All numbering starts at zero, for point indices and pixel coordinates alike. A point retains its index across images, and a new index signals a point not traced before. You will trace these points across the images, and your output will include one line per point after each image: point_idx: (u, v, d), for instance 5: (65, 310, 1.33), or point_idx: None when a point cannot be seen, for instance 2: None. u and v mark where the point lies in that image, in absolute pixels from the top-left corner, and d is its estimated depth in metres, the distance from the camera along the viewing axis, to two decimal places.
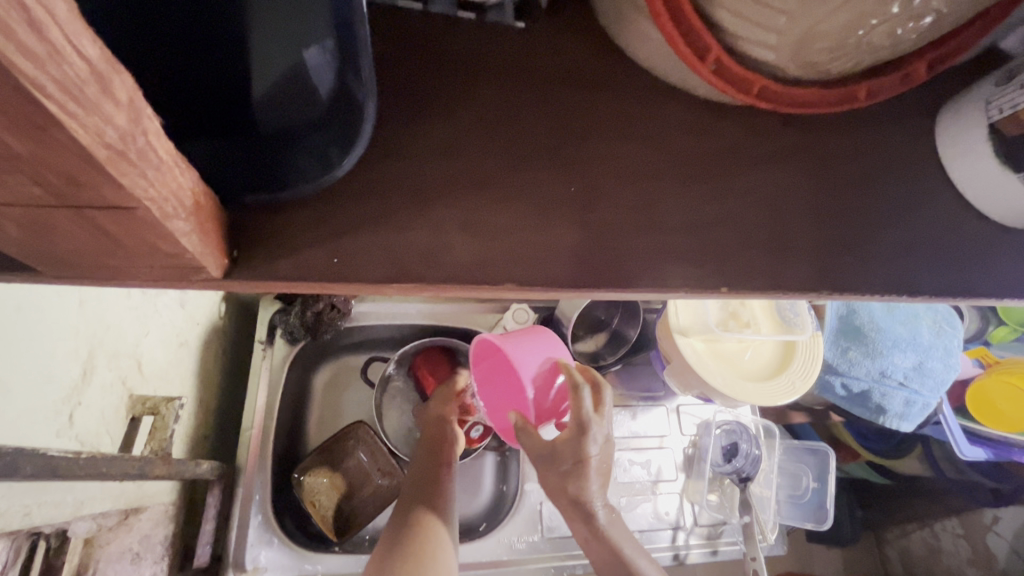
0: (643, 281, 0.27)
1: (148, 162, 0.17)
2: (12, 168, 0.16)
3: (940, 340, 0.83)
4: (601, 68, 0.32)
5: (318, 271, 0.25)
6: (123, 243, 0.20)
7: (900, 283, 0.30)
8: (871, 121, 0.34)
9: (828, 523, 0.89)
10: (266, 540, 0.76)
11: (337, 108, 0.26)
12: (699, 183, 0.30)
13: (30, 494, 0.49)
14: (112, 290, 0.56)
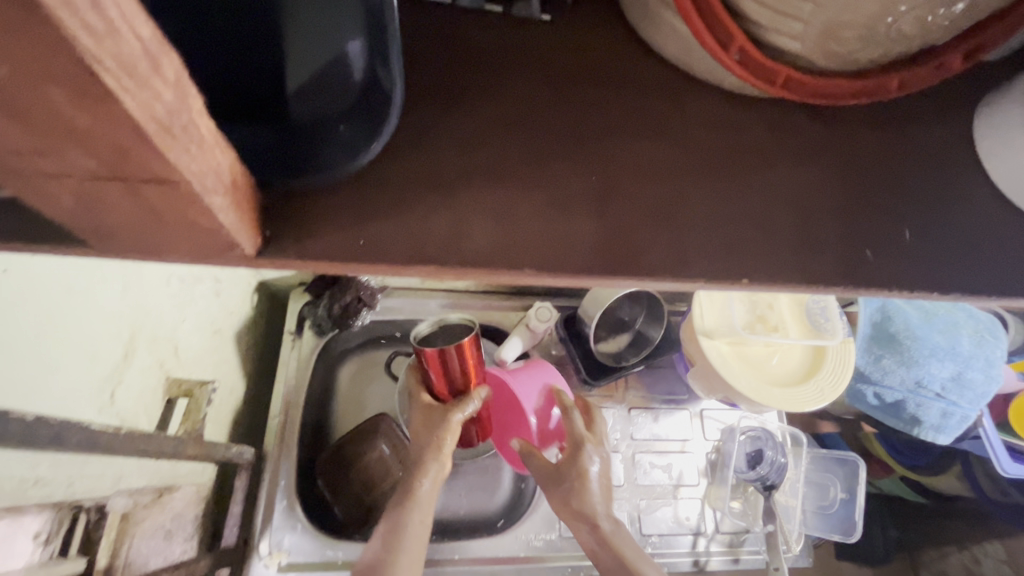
0: (663, 273, 0.27)
1: (192, 138, 0.18)
2: (71, 141, 0.17)
3: (980, 350, 0.78)
4: (624, 63, 0.32)
5: (344, 253, 0.26)
6: (164, 218, 0.21)
7: (937, 285, 0.29)
8: (902, 117, 0.33)
9: (857, 535, 0.85)
10: (290, 525, 0.78)
11: (366, 96, 0.27)
12: (722, 176, 0.30)
13: (72, 466, 0.53)
14: (153, 277, 0.59)
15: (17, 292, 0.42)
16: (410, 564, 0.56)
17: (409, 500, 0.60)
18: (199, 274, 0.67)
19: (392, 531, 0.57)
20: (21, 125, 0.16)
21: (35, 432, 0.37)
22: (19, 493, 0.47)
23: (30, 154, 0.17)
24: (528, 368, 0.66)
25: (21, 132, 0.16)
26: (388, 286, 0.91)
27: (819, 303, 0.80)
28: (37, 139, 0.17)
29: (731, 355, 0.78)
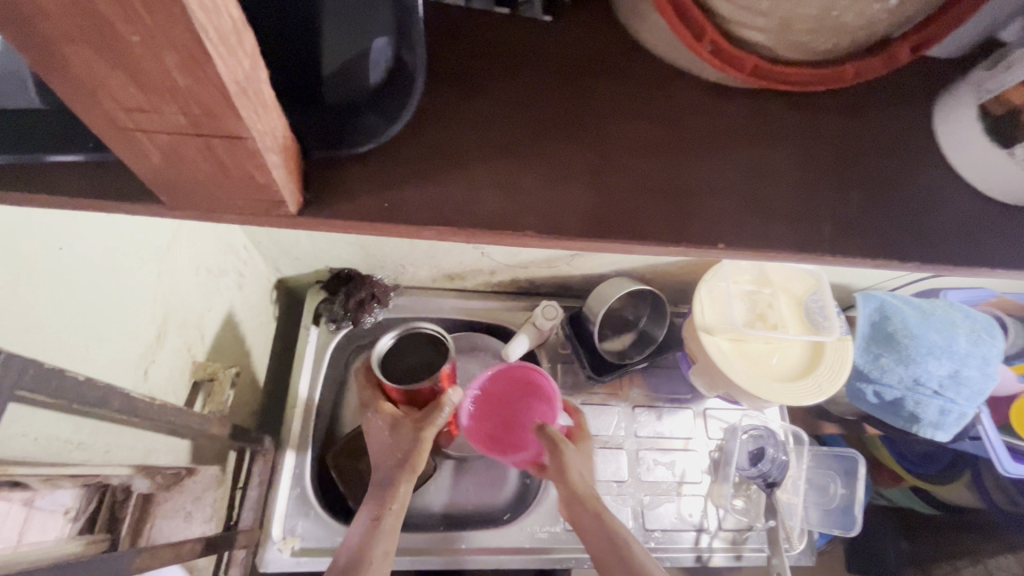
0: (650, 236, 0.30)
1: (256, 101, 0.23)
2: (172, 103, 0.22)
3: (978, 349, 0.80)
4: (621, 53, 0.36)
5: (369, 212, 0.30)
6: (227, 173, 0.26)
7: (897, 251, 0.33)
8: (864, 105, 0.38)
9: (857, 529, 0.88)
10: (303, 511, 0.81)
11: (392, 81, 0.31)
12: (705, 154, 0.33)
13: (111, 434, 0.56)
14: (185, 266, 0.63)
15: (70, 267, 0.46)
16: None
17: (375, 529, 0.60)
18: (226, 266, 0.72)
19: (360, 546, 0.58)
20: (135, 89, 0.21)
21: (85, 393, 0.41)
22: (65, 454, 0.51)
23: (137, 111, 0.22)
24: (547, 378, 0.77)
25: (135, 95, 0.21)
26: (401, 284, 0.94)
27: (817, 301, 0.82)
28: (145, 100, 0.21)
29: (733, 352, 0.80)
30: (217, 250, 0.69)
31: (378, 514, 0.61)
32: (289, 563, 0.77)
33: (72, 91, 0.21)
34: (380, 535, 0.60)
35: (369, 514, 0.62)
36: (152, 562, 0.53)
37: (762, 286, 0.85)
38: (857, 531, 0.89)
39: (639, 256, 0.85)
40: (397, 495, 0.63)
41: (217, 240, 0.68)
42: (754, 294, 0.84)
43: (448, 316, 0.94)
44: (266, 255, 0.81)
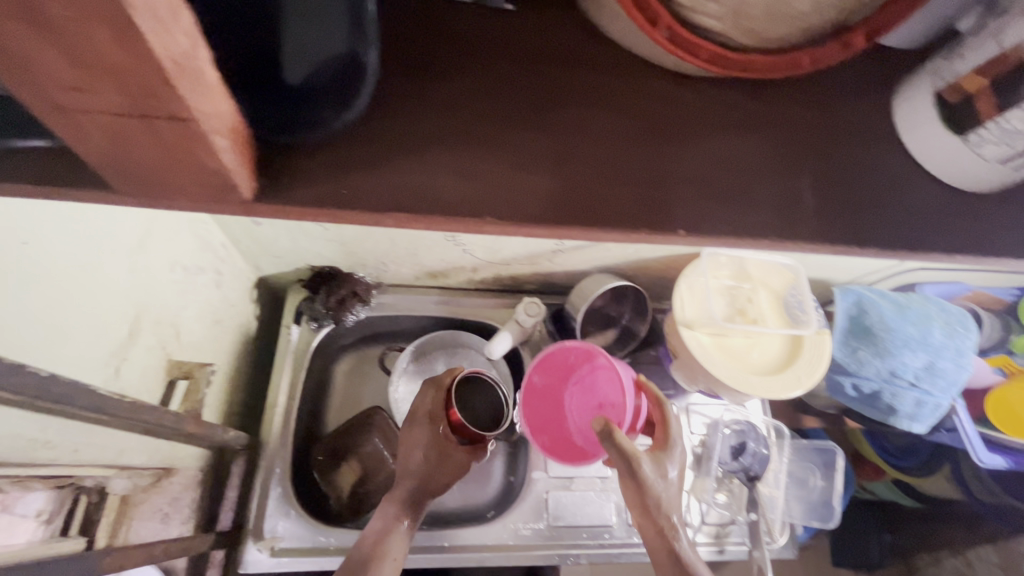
0: (575, 212, 0.39)
1: (195, 79, 0.28)
2: (110, 84, 0.26)
3: (952, 341, 0.81)
4: (567, 50, 0.45)
5: (328, 192, 0.38)
6: (172, 150, 0.32)
7: (780, 231, 0.41)
8: (785, 97, 0.47)
9: (835, 521, 0.91)
10: (284, 511, 0.80)
11: (346, 70, 0.36)
12: (627, 142, 0.42)
13: (80, 433, 0.55)
14: (159, 263, 0.62)
15: (34, 262, 0.46)
16: None
17: (393, 528, 0.65)
18: (203, 264, 0.71)
19: (374, 545, 0.63)
20: (73, 67, 0.25)
21: (50, 387, 0.40)
22: (30, 453, 0.50)
23: (87, 93, 0.27)
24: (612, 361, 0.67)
25: (73, 75, 0.26)
26: (384, 283, 0.93)
27: (795, 295, 0.83)
28: (85, 80, 0.26)
29: (714, 347, 0.81)
30: (193, 248, 0.68)
31: (398, 516, 0.66)
32: (269, 565, 0.77)
33: (15, 72, 0.26)
34: (393, 538, 0.65)
35: (389, 515, 0.66)
36: (124, 563, 0.52)
37: (741, 280, 0.85)
38: (835, 523, 0.91)
39: (622, 253, 0.85)
40: (419, 512, 0.68)
41: (193, 238, 0.67)
42: (734, 289, 0.84)
43: (431, 313, 0.94)
44: (246, 255, 0.80)
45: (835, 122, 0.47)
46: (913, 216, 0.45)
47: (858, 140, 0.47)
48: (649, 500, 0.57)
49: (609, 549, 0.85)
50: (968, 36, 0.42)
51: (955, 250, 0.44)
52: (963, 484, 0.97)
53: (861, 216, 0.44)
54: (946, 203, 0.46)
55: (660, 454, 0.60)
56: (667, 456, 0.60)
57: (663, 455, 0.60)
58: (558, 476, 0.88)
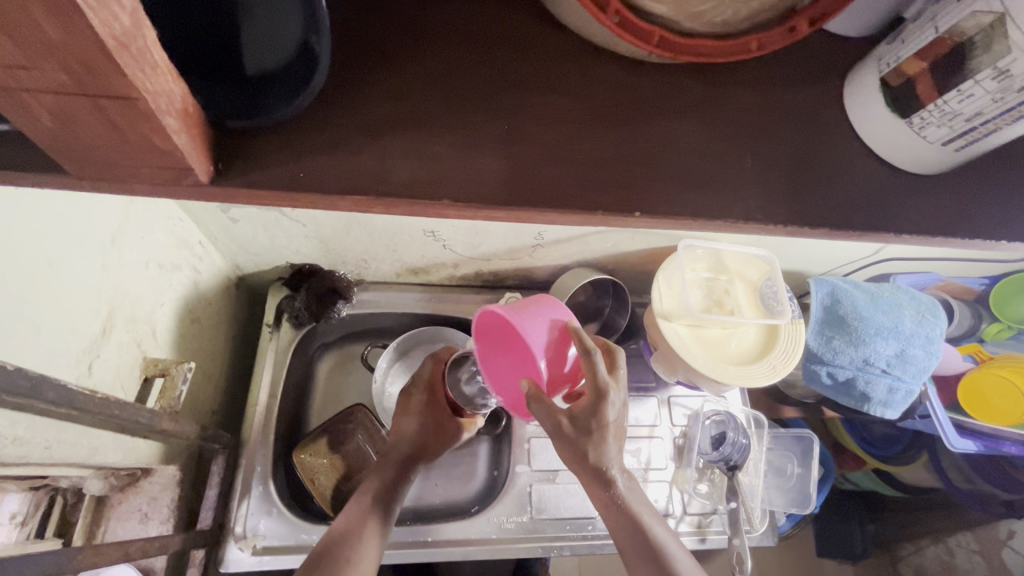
0: (527, 195, 0.42)
1: (143, 60, 0.29)
2: (54, 63, 0.27)
3: (922, 328, 0.83)
4: (521, 33, 0.47)
5: (289, 179, 0.41)
6: (123, 131, 0.33)
7: (723, 216, 0.44)
8: (738, 85, 0.48)
9: (812, 506, 0.91)
10: (265, 510, 0.79)
11: (301, 55, 0.40)
12: (581, 124, 0.45)
13: (52, 429, 0.54)
14: (133, 260, 0.62)
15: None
16: (368, 560, 0.61)
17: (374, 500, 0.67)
18: (180, 263, 0.71)
19: (348, 547, 0.61)
20: (12, 45, 0.26)
21: (15, 380, 0.40)
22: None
23: (33, 71, 0.28)
24: (532, 308, 0.59)
25: (17, 54, 0.27)
26: (364, 280, 0.93)
27: (771, 286, 0.84)
28: (26, 59, 0.27)
29: (690, 338, 0.82)
30: (168, 244, 0.68)
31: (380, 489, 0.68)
32: (250, 563, 0.76)
33: None
34: (368, 538, 0.63)
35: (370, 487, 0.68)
36: (99, 560, 0.52)
37: (718, 272, 0.86)
38: (812, 510, 0.92)
39: (601, 246, 0.85)
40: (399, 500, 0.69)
41: (168, 235, 0.67)
42: (711, 281, 0.85)
43: (413, 310, 0.94)
44: (224, 252, 0.80)
45: (791, 110, 0.49)
46: (868, 206, 0.47)
47: (817, 129, 0.49)
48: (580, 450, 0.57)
49: (591, 540, 0.86)
50: (908, 23, 0.44)
51: (905, 234, 0.47)
52: (941, 472, 0.98)
53: (815, 202, 0.46)
54: (902, 195, 0.48)
55: (591, 409, 0.55)
56: (598, 408, 0.54)
57: (594, 406, 0.54)
58: (541, 469, 0.88)
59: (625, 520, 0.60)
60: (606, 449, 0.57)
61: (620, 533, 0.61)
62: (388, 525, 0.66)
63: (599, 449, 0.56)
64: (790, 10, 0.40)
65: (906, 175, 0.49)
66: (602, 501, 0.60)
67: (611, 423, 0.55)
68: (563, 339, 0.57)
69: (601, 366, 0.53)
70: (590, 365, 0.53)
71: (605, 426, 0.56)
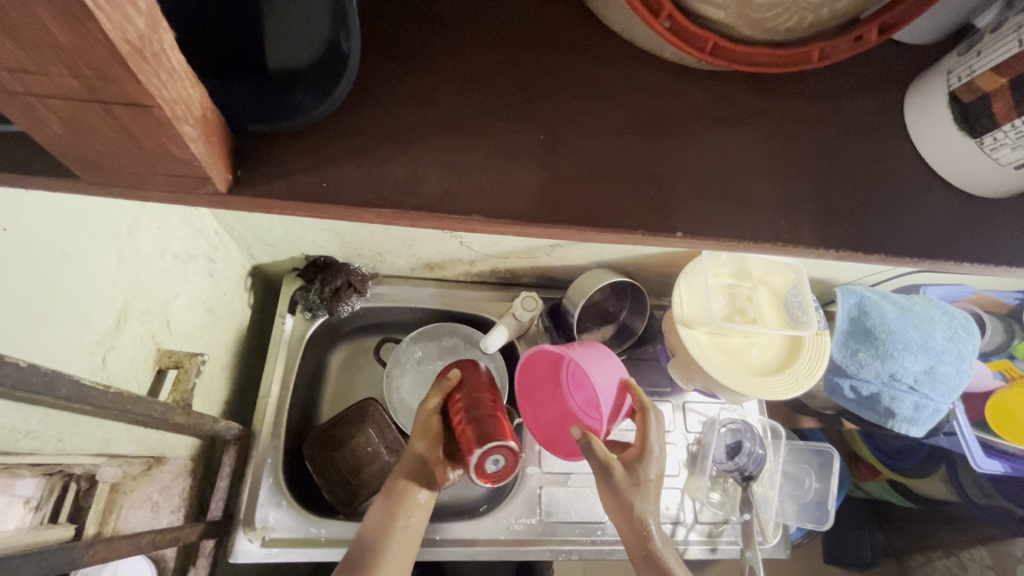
0: (557, 212, 0.40)
1: (159, 67, 0.27)
2: (64, 68, 0.26)
3: (953, 345, 0.79)
4: (554, 34, 0.45)
5: (313, 189, 0.39)
6: (138, 138, 0.31)
7: (759, 232, 0.42)
8: (784, 92, 0.46)
9: (830, 523, 0.90)
10: (275, 501, 0.79)
11: (330, 56, 0.38)
12: (618, 136, 0.43)
13: (64, 422, 0.54)
14: (148, 251, 0.61)
15: (15, 248, 0.44)
16: (397, 565, 0.62)
17: (399, 500, 0.65)
18: (195, 254, 0.70)
19: (379, 545, 0.62)
20: (23, 46, 0.25)
21: (29, 377, 0.39)
22: (11, 442, 0.49)
23: (46, 74, 0.27)
24: (599, 359, 0.70)
25: (22, 55, 0.25)
26: (379, 273, 0.92)
27: (796, 294, 0.81)
28: (34, 60, 0.26)
29: (710, 345, 0.80)
30: (184, 235, 0.67)
31: (401, 487, 0.66)
32: (260, 554, 0.76)
33: None
34: (397, 541, 0.63)
35: (395, 487, 0.66)
36: (109, 554, 0.52)
37: (741, 279, 0.84)
38: (829, 526, 0.90)
39: (621, 248, 0.83)
40: (425, 502, 0.67)
41: (185, 226, 0.66)
42: (734, 287, 0.83)
43: (428, 305, 0.92)
44: (239, 242, 0.79)
45: (836, 119, 0.46)
46: (915, 220, 0.45)
47: (865, 138, 0.46)
48: (621, 504, 0.65)
49: (601, 546, 0.84)
50: (984, 34, 0.41)
51: (964, 260, 0.44)
52: (959, 488, 0.95)
53: (857, 215, 0.44)
54: (958, 216, 0.45)
55: (635, 463, 0.66)
56: (643, 463, 0.66)
57: (640, 459, 0.66)
58: (552, 472, 0.87)
59: (641, 556, 0.64)
60: (650, 502, 0.65)
61: (641, 566, 0.64)
62: (415, 530, 0.65)
63: (643, 500, 0.64)
64: (856, 18, 0.38)
65: (960, 192, 0.46)
66: (636, 551, 0.64)
67: (651, 480, 0.66)
68: (622, 391, 0.70)
69: (653, 426, 0.67)
70: (646, 420, 0.67)
71: (647, 482, 0.66)
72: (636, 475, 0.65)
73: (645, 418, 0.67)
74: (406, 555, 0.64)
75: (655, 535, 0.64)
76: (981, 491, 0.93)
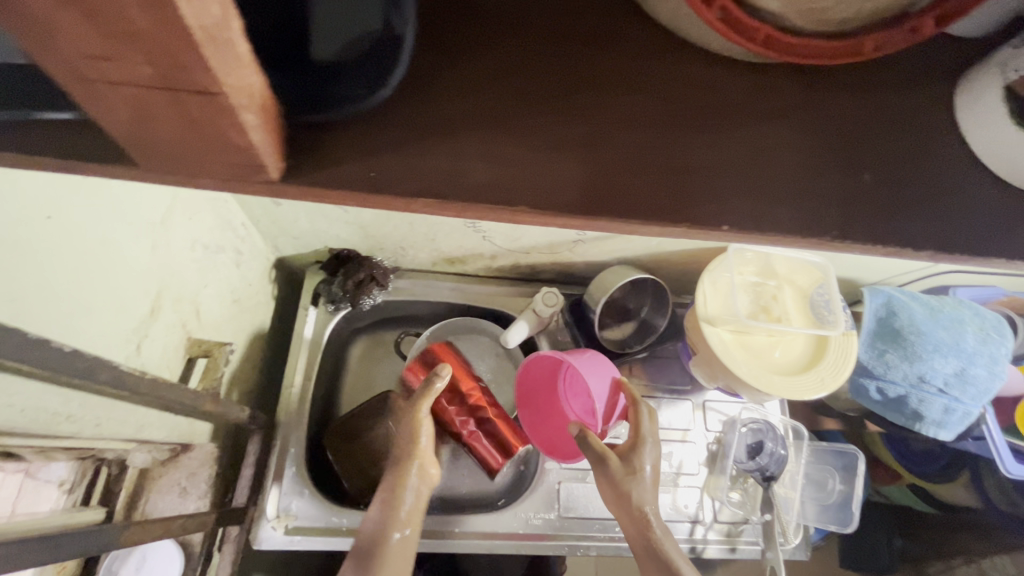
0: (598, 203, 0.40)
1: (228, 57, 0.28)
2: (137, 57, 0.27)
3: (985, 347, 0.78)
4: (595, 27, 0.46)
5: (358, 179, 0.39)
6: (201, 127, 0.32)
7: (801, 227, 0.41)
8: (828, 85, 0.45)
9: (853, 525, 0.89)
10: (297, 490, 0.80)
11: (383, 46, 0.39)
12: (659, 128, 0.43)
13: (101, 407, 0.56)
14: (180, 241, 0.62)
15: (59, 235, 0.46)
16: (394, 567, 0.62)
17: (395, 501, 0.66)
18: (224, 245, 0.71)
19: (378, 547, 0.62)
20: (99, 36, 0.25)
21: (72, 362, 0.40)
22: (53, 425, 0.51)
23: (117, 62, 0.27)
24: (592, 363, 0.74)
25: (98, 45, 0.26)
26: (401, 267, 0.92)
27: (823, 294, 0.80)
28: (109, 49, 0.26)
29: (734, 344, 0.79)
30: (214, 226, 0.68)
31: (397, 489, 0.67)
32: (283, 541, 0.77)
33: (40, 37, 0.26)
34: (394, 542, 0.63)
35: (390, 489, 0.67)
36: (143, 537, 0.53)
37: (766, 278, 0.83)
38: (854, 530, 0.89)
39: (644, 245, 0.83)
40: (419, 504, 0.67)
41: (214, 217, 0.68)
42: (759, 286, 0.83)
43: (448, 300, 0.93)
44: (265, 234, 0.80)
45: (880, 113, 0.46)
46: (958, 218, 0.43)
47: (908, 134, 0.45)
48: (619, 494, 0.65)
49: (619, 542, 0.84)
50: None
51: (1014, 258, 0.42)
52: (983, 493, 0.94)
53: (898, 212, 0.43)
54: (1002, 215, 0.44)
55: (631, 453, 0.67)
56: (637, 454, 0.67)
57: (635, 451, 0.67)
58: (571, 468, 0.87)
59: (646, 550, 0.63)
60: (647, 490, 0.65)
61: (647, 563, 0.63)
62: (410, 532, 0.65)
63: (641, 489, 0.65)
64: (908, 9, 0.38)
65: (1007, 189, 0.45)
66: (639, 544, 0.64)
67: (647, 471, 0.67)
68: (615, 392, 0.74)
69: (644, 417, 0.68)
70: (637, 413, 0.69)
71: (644, 472, 0.66)
72: (632, 467, 0.66)
73: (637, 411, 0.69)
74: (402, 555, 0.63)
75: (662, 530, 0.64)
76: (1006, 498, 0.91)
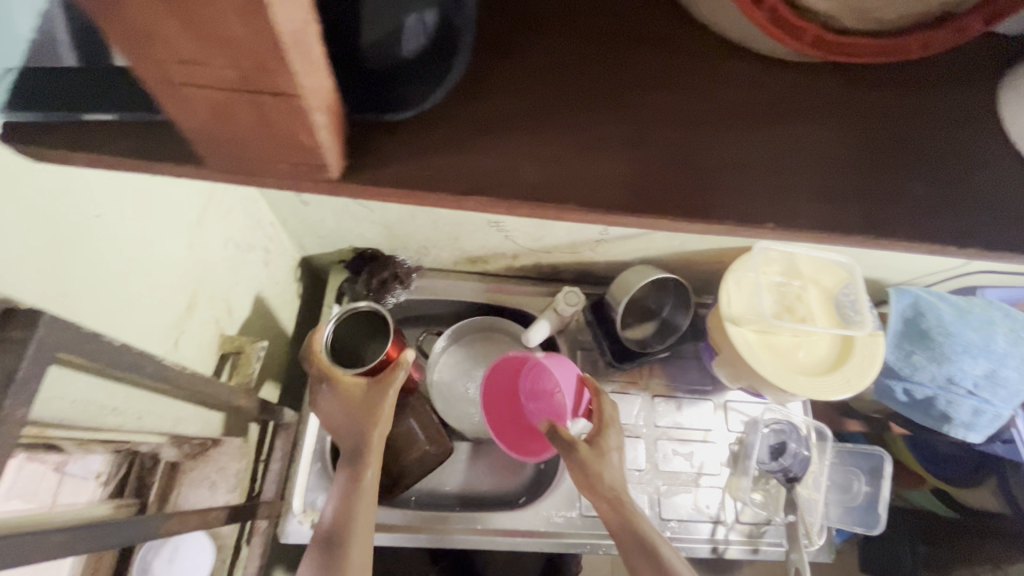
0: (643, 200, 0.40)
1: (306, 59, 0.29)
2: (226, 59, 0.28)
3: (1017, 348, 0.76)
4: (638, 29, 0.46)
5: (407, 176, 0.40)
6: (272, 125, 0.33)
7: (843, 225, 0.41)
8: (869, 85, 0.46)
9: (879, 528, 0.88)
10: (324, 486, 0.82)
11: (438, 45, 0.40)
12: (704, 127, 0.43)
13: (143, 401, 0.58)
14: (215, 239, 0.64)
15: (109, 233, 0.47)
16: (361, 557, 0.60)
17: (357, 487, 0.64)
18: (254, 243, 0.73)
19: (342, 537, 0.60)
20: (194, 38, 0.26)
21: (121, 357, 0.41)
22: (100, 418, 0.52)
23: (204, 64, 0.28)
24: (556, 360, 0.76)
25: (194, 47, 0.27)
26: (423, 266, 0.93)
27: (848, 294, 0.80)
28: (202, 52, 0.27)
29: (758, 343, 0.78)
30: (245, 225, 0.70)
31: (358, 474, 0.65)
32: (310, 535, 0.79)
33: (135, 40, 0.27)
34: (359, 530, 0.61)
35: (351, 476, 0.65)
36: (182, 527, 0.55)
37: (790, 277, 0.83)
38: (880, 532, 0.88)
39: (666, 244, 0.83)
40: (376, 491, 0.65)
41: (245, 216, 0.69)
42: (783, 286, 0.82)
43: (469, 299, 0.94)
44: (293, 234, 0.81)
45: (921, 112, 0.46)
46: (999, 218, 0.43)
47: (948, 133, 0.45)
48: (589, 480, 0.67)
49: None
50: None
51: None
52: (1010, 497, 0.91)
53: (939, 211, 0.42)
54: None
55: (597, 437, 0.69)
56: (603, 435, 0.69)
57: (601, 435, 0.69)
58: None
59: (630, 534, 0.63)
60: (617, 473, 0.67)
61: (634, 554, 0.61)
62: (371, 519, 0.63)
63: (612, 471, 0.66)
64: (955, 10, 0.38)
65: None
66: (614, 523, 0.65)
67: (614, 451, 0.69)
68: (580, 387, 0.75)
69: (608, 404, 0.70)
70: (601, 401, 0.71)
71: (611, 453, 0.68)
72: (599, 451, 0.67)
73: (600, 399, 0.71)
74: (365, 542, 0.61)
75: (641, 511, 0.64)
76: None
